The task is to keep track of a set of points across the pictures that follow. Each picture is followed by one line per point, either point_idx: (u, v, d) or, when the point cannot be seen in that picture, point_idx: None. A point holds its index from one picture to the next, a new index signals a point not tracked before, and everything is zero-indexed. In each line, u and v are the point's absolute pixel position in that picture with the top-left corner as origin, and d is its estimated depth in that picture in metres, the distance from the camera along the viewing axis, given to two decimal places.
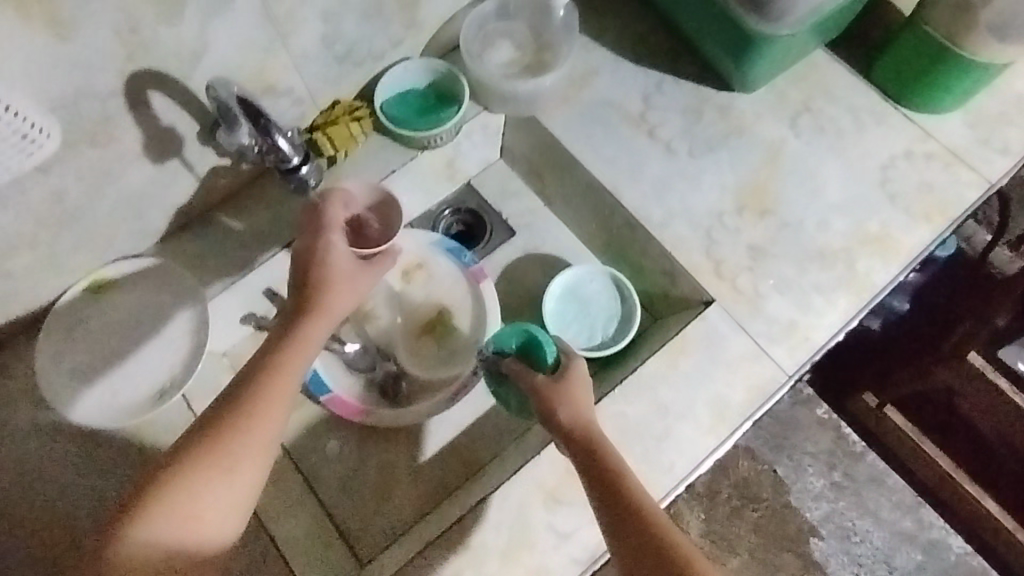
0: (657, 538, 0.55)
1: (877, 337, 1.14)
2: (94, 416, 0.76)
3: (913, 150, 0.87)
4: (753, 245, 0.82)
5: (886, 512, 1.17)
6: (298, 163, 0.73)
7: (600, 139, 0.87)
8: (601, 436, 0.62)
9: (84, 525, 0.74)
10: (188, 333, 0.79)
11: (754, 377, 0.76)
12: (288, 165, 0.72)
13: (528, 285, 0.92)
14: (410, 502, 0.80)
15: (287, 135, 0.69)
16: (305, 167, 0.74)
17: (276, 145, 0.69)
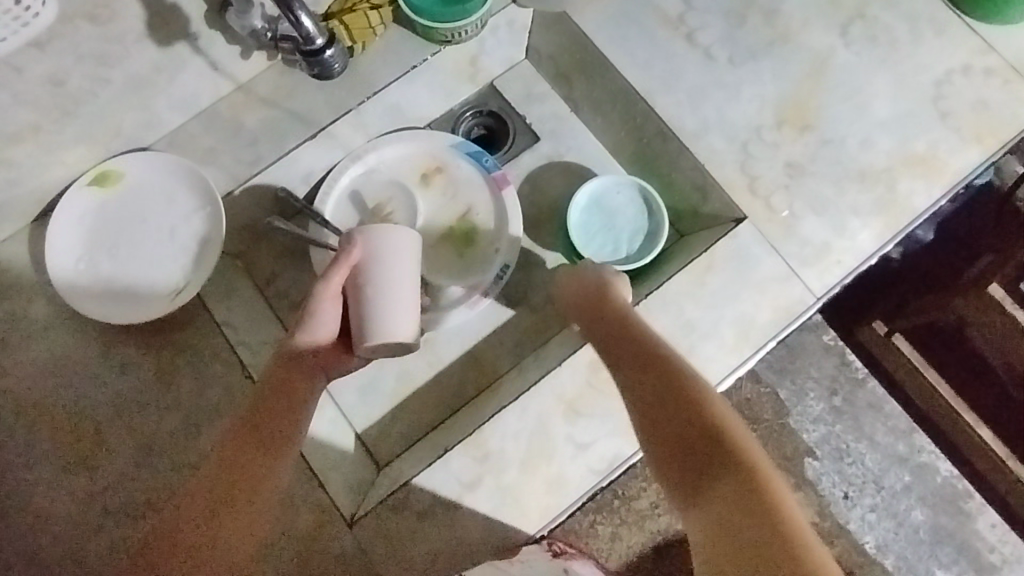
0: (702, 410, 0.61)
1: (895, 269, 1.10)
2: (108, 313, 0.74)
3: (971, 65, 0.80)
4: (791, 162, 0.78)
5: (880, 436, 1.17)
6: (321, 44, 0.71)
7: (635, 41, 0.81)
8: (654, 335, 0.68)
9: (104, 423, 0.73)
10: (204, 231, 0.77)
11: (781, 299, 0.75)
12: (312, 45, 0.70)
13: (550, 194, 0.88)
14: (428, 409, 0.81)
15: (309, 12, 0.65)
16: (329, 50, 0.72)
17: (298, 21, 0.66)
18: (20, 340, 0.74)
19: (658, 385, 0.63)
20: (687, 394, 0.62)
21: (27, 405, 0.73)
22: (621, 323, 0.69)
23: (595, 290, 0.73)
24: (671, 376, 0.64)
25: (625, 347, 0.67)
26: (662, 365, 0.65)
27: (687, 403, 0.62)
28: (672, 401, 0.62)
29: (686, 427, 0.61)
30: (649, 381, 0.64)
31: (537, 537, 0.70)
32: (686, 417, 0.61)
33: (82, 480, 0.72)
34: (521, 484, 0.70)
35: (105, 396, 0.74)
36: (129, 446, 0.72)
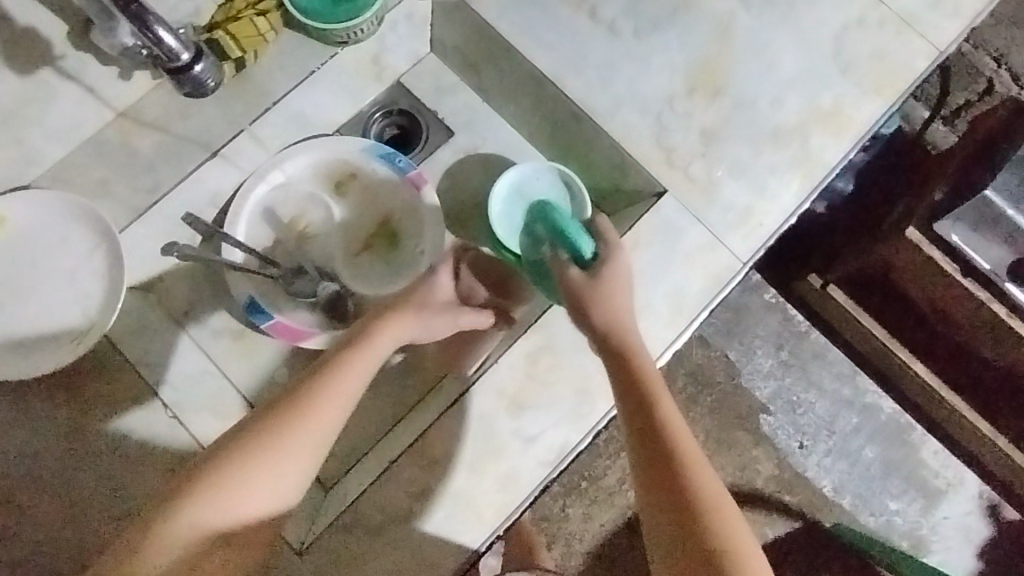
0: (719, 517, 0.53)
1: (809, 228, 1.16)
2: (6, 368, 0.69)
3: (864, 18, 0.82)
4: (704, 130, 0.79)
5: (829, 383, 1.23)
6: (188, 61, 0.71)
7: (536, 24, 0.79)
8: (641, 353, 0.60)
9: (20, 487, 0.67)
10: (102, 266, 0.72)
11: (710, 267, 0.75)
12: (177, 62, 0.70)
13: (472, 188, 0.87)
14: (371, 423, 0.77)
15: (167, 26, 0.66)
16: (198, 66, 0.72)
17: (156, 36, 0.66)
18: None
19: (682, 474, 0.54)
20: (708, 494, 0.54)
21: None
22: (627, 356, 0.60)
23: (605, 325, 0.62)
24: (698, 469, 0.55)
25: (648, 414, 0.57)
26: (686, 448, 0.56)
27: (705, 505, 0.54)
28: (687, 496, 0.54)
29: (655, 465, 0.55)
30: (671, 465, 0.55)
31: (482, 551, 0.68)
32: (701, 521, 0.53)
33: (2, 546, 0.66)
34: (474, 485, 0.69)
35: (18, 453, 0.67)
36: (50, 504, 0.67)
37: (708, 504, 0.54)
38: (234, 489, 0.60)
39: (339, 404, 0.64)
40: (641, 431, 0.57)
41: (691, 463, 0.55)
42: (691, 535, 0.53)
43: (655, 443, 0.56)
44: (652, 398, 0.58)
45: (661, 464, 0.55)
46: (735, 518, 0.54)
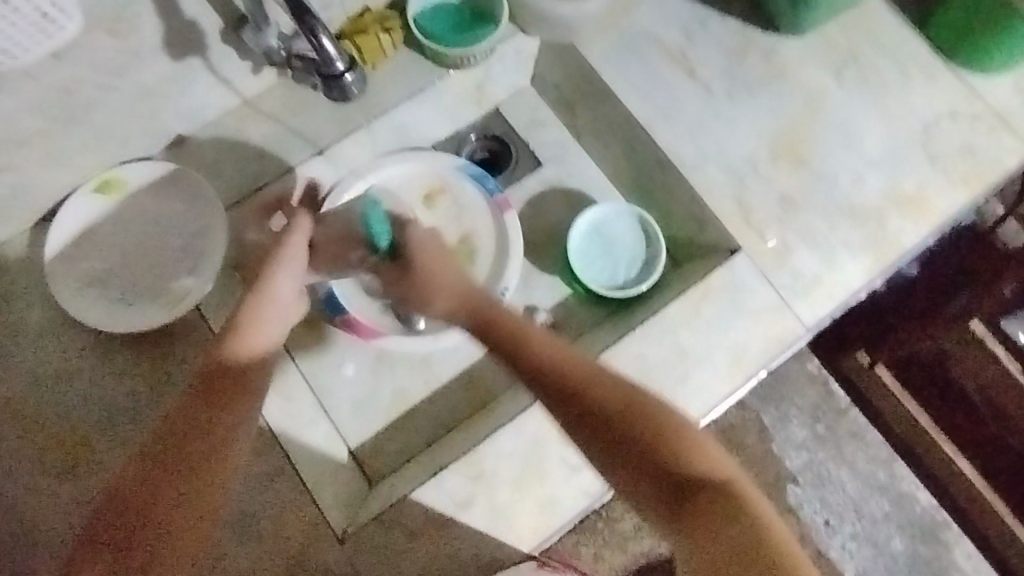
0: (670, 434, 0.56)
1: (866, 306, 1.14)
2: (108, 321, 0.75)
3: (957, 110, 0.84)
4: (785, 196, 0.80)
5: (862, 464, 1.21)
6: (342, 70, 0.70)
7: (638, 73, 0.83)
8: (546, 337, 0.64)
9: (101, 432, 0.74)
10: (206, 244, 0.77)
11: (774, 329, 0.76)
12: (332, 71, 0.70)
13: (550, 219, 0.90)
14: (422, 428, 0.82)
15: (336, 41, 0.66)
16: (347, 74, 0.71)
17: (324, 48, 0.66)
18: (17, 346, 0.75)
19: (620, 418, 0.57)
20: (649, 419, 0.57)
21: (22, 409, 0.74)
22: (535, 348, 0.62)
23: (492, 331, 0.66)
24: (626, 399, 0.57)
25: (567, 376, 0.59)
26: (613, 393, 0.58)
27: (651, 428, 0.56)
28: (633, 433, 0.56)
29: (615, 430, 0.57)
30: (611, 415, 0.57)
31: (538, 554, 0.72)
32: (654, 445, 0.56)
33: (70, 487, 0.73)
34: (515, 504, 0.70)
35: (98, 405, 0.75)
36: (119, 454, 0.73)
37: (657, 424, 0.56)
38: (221, 431, 0.61)
39: (287, 264, 0.71)
40: (583, 416, 0.58)
41: (624, 400, 0.57)
42: (653, 469, 0.55)
43: (584, 401, 0.58)
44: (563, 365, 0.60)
45: (601, 426, 0.57)
46: (677, 423, 0.57)
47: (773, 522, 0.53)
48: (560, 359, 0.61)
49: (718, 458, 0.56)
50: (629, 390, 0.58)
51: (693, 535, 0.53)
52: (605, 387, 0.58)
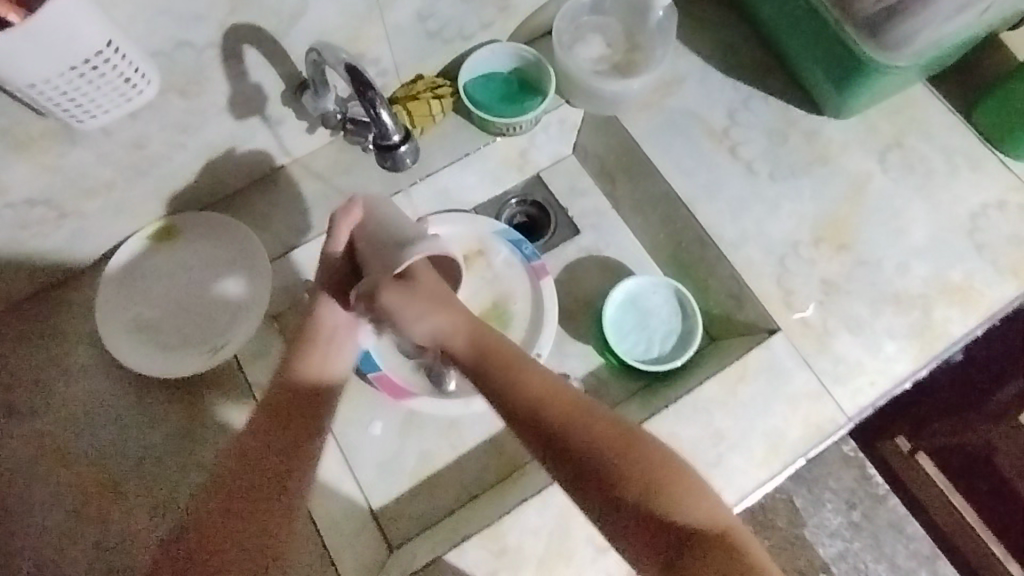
0: (660, 477, 0.53)
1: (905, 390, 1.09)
2: (147, 364, 0.75)
3: (1006, 201, 0.82)
4: (826, 279, 0.79)
5: (902, 560, 1.12)
6: (397, 142, 0.75)
7: (680, 149, 0.84)
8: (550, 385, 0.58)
9: (125, 473, 0.72)
10: (249, 289, 0.79)
11: (813, 417, 0.74)
12: (388, 143, 0.74)
13: (586, 287, 0.90)
14: (445, 494, 0.80)
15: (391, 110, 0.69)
16: (403, 146, 0.76)
17: (380, 119, 0.70)
18: (62, 384, 0.75)
19: (604, 462, 0.53)
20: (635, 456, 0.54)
21: (52, 449, 0.72)
22: (526, 385, 0.58)
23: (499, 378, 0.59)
24: (612, 436, 0.54)
25: (555, 405, 0.56)
26: (592, 424, 0.55)
27: (642, 476, 0.53)
28: (614, 470, 0.53)
29: (612, 466, 0.53)
30: (590, 456, 0.54)
31: None
32: (638, 482, 0.53)
33: (90, 535, 0.69)
34: None
35: (128, 451, 0.73)
36: (146, 502, 0.71)
37: (650, 468, 0.53)
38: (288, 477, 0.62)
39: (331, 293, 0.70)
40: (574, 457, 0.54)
41: (606, 431, 0.55)
42: (643, 521, 0.52)
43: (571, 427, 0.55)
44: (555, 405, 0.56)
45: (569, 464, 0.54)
46: (674, 464, 0.54)
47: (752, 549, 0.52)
48: (562, 404, 0.56)
49: (715, 508, 0.54)
50: (627, 428, 0.55)
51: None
52: (583, 418, 0.55)
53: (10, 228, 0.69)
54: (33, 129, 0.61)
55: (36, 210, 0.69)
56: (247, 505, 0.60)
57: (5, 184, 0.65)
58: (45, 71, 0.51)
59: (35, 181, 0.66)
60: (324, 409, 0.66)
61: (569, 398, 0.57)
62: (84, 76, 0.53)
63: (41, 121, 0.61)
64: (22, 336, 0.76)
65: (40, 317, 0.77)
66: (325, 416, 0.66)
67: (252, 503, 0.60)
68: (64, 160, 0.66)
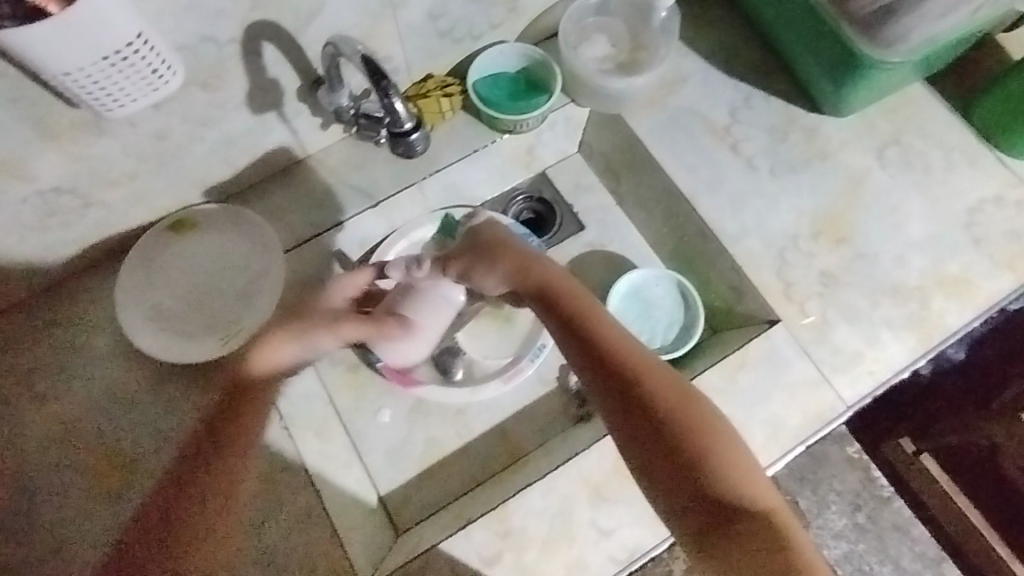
0: (712, 441, 0.55)
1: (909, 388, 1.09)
2: (164, 350, 0.77)
3: (1003, 196, 0.84)
4: (826, 272, 0.81)
5: (907, 562, 1.15)
6: (409, 129, 0.79)
7: (683, 146, 0.87)
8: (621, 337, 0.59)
9: (142, 456, 0.74)
10: (263, 280, 0.81)
11: (812, 405, 0.75)
12: (400, 130, 0.78)
13: (591, 281, 0.92)
14: (452, 481, 0.82)
15: (404, 100, 0.71)
16: (414, 132, 0.79)
17: (393, 108, 0.72)
18: (80, 369, 0.77)
19: (678, 433, 0.54)
20: (706, 439, 0.54)
21: (72, 432, 0.75)
22: (607, 345, 0.58)
23: (599, 334, 0.59)
24: (681, 403, 0.56)
25: (624, 370, 0.57)
26: (666, 391, 0.56)
27: (697, 450, 0.54)
28: (677, 432, 0.54)
29: (673, 436, 0.54)
30: (657, 409, 0.55)
31: None
32: (695, 454, 0.54)
33: (106, 513, 0.72)
34: (541, 565, 0.69)
35: (145, 434, 0.75)
36: (161, 481, 0.73)
37: (714, 445, 0.54)
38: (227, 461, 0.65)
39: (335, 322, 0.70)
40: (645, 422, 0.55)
41: (677, 401, 0.56)
42: (689, 488, 0.53)
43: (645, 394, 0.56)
44: (631, 355, 0.58)
45: (646, 418, 0.55)
46: (725, 432, 0.56)
47: (789, 519, 0.53)
48: (636, 364, 0.57)
49: (765, 491, 0.54)
50: (691, 393, 0.57)
51: (717, 555, 0.51)
52: (655, 378, 0.56)
53: (36, 217, 0.72)
54: (63, 119, 0.64)
55: (62, 199, 0.72)
56: (197, 496, 0.63)
57: (33, 172, 0.68)
58: (78, 60, 0.54)
59: (63, 169, 0.69)
60: (262, 396, 0.68)
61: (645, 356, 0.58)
62: (115, 65, 0.56)
63: (71, 111, 0.64)
64: (42, 323, 0.79)
65: (62, 305, 0.80)
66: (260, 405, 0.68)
67: (197, 481, 0.64)
68: (90, 150, 0.69)
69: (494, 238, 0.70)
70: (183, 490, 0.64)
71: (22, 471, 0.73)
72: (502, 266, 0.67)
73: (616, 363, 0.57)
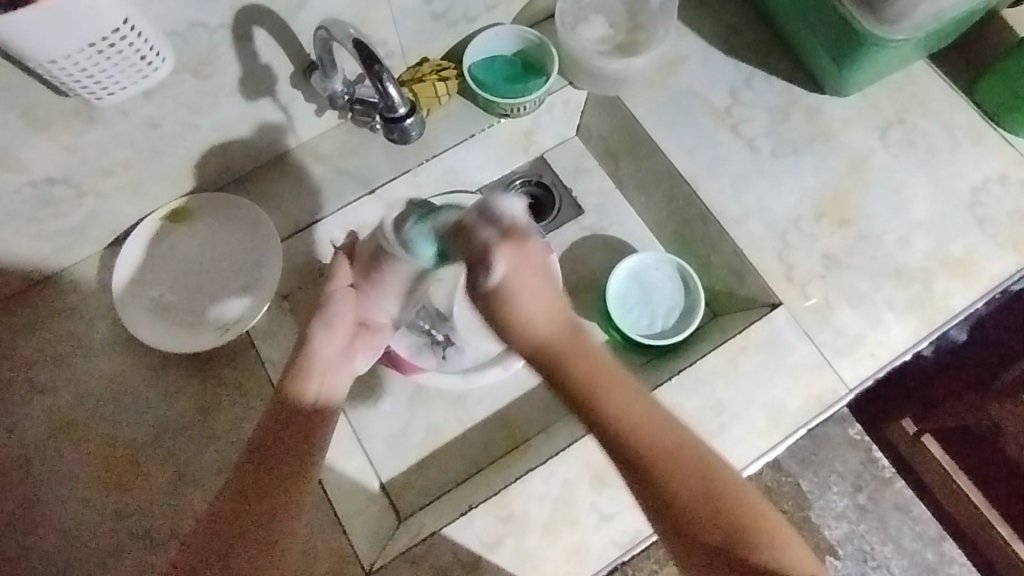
0: (736, 514, 0.54)
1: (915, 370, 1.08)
2: (162, 340, 0.77)
3: (1007, 175, 0.83)
4: (828, 254, 0.80)
5: (908, 542, 1.12)
6: (404, 113, 0.75)
7: (683, 128, 0.85)
8: (648, 419, 0.55)
9: (144, 445, 0.74)
10: (260, 274, 0.81)
11: (813, 388, 0.75)
12: (394, 113, 0.74)
13: (591, 265, 0.92)
14: (452, 467, 0.82)
15: (396, 83, 0.69)
16: (409, 117, 0.76)
17: (385, 91, 0.69)
18: (80, 359, 0.77)
19: (701, 505, 0.54)
20: (730, 510, 0.54)
21: (73, 422, 0.75)
22: (632, 426, 0.55)
23: (624, 414, 0.55)
24: (703, 475, 0.55)
25: (652, 448, 0.54)
26: (692, 473, 0.54)
27: (725, 524, 0.54)
28: (704, 507, 0.54)
29: (702, 506, 0.54)
30: (692, 509, 0.54)
31: None
32: (723, 527, 0.54)
33: (111, 504, 0.72)
34: (542, 551, 0.69)
35: (148, 423, 0.75)
36: (164, 472, 0.73)
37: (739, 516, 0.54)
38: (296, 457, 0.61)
39: (331, 329, 0.70)
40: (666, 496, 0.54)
41: (706, 482, 0.55)
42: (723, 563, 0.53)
43: (675, 472, 0.54)
44: (658, 442, 0.55)
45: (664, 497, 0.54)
46: (743, 501, 0.55)
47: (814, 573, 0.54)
48: (658, 445, 0.55)
49: (796, 547, 0.55)
50: (719, 469, 0.56)
51: None
52: (681, 456, 0.55)
53: (30, 208, 0.72)
54: (53, 107, 0.64)
55: (56, 189, 0.71)
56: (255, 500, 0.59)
57: (26, 163, 0.67)
58: (67, 48, 0.53)
59: (55, 159, 0.68)
60: (328, 423, 0.66)
61: (663, 426, 0.56)
62: (104, 53, 0.55)
63: (61, 100, 0.63)
64: (40, 314, 0.79)
65: (60, 295, 0.80)
66: (327, 430, 0.65)
67: (255, 492, 0.59)
68: (83, 139, 0.68)
69: (506, 293, 0.59)
70: (241, 495, 0.59)
71: (23, 459, 0.73)
72: (514, 335, 0.59)
73: (642, 442, 0.54)
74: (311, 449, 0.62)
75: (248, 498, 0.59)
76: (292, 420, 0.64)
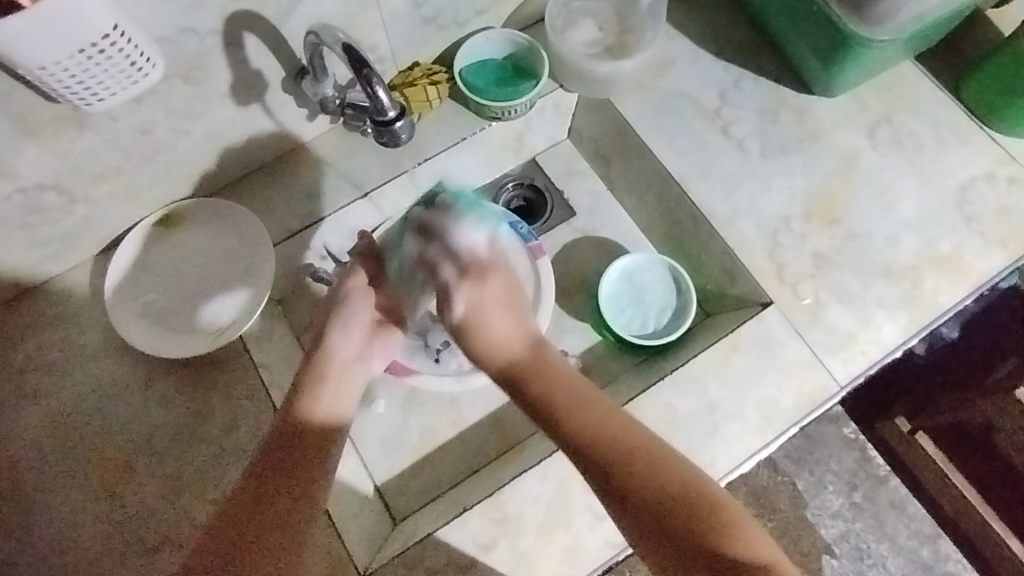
0: (686, 498, 0.54)
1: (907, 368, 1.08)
2: (154, 346, 0.77)
3: (994, 173, 0.84)
4: (818, 253, 0.81)
5: (904, 539, 1.13)
6: (394, 117, 0.74)
7: (673, 129, 0.86)
8: (593, 401, 0.59)
9: (138, 451, 0.74)
10: (251, 280, 0.81)
11: (804, 386, 0.75)
12: (384, 117, 0.73)
13: (584, 266, 0.92)
14: (447, 469, 0.82)
15: (386, 87, 0.69)
16: (399, 121, 0.75)
17: (375, 95, 0.70)
18: (72, 366, 0.77)
19: (643, 482, 0.54)
20: (677, 488, 0.54)
21: (66, 429, 0.75)
22: (574, 408, 0.58)
23: (567, 398, 0.59)
24: (643, 455, 0.55)
25: (595, 425, 0.57)
26: (631, 449, 0.56)
27: (672, 504, 0.53)
28: (647, 483, 0.54)
29: (646, 484, 0.54)
30: (640, 489, 0.54)
31: None
32: (669, 508, 0.53)
33: (104, 511, 0.72)
34: (536, 552, 0.69)
35: (141, 429, 0.75)
36: (158, 478, 0.73)
37: (687, 499, 0.54)
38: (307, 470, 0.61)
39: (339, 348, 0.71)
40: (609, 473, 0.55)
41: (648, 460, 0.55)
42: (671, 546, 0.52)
43: (616, 450, 0.56)
44: (599, 422, 0.57)
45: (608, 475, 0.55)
46: (694, 487, 0.54)
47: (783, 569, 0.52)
48: (600, 422, 0.57)
49: (760, 543, 0.52)
50: (664, 452, 0.56)
51: None
52: (617, 435, 0.56)
53: (21, 215, 0.72)
54: (42, 113, 0.64)
55: (47, 195, 0.71)
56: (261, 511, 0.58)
57: (17, 169, 0.67)
58: (56, 54, 0.53)
59: (46, 165, 0.68)
60: (334, 438, 0.65)
61: (605, 407, 0.58)
62: (93, 58, 0.56)
63: (50, 106, 0.63)
64: (32, 320, 0.79)
65: (52, 301, 0.80)
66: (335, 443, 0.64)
67: (259, 501, 0.58)
68: (74, 145, 0.68)
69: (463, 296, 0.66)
70: (244, 505, 0.58)
71: (16, 467, 0.73)
72: (471, 331, 0.65)
73: (585, 422, 0.57)
74: (319, 464, 0.61)
75: (251, 506, 0.58)
76: (301, 432, 0.63)
